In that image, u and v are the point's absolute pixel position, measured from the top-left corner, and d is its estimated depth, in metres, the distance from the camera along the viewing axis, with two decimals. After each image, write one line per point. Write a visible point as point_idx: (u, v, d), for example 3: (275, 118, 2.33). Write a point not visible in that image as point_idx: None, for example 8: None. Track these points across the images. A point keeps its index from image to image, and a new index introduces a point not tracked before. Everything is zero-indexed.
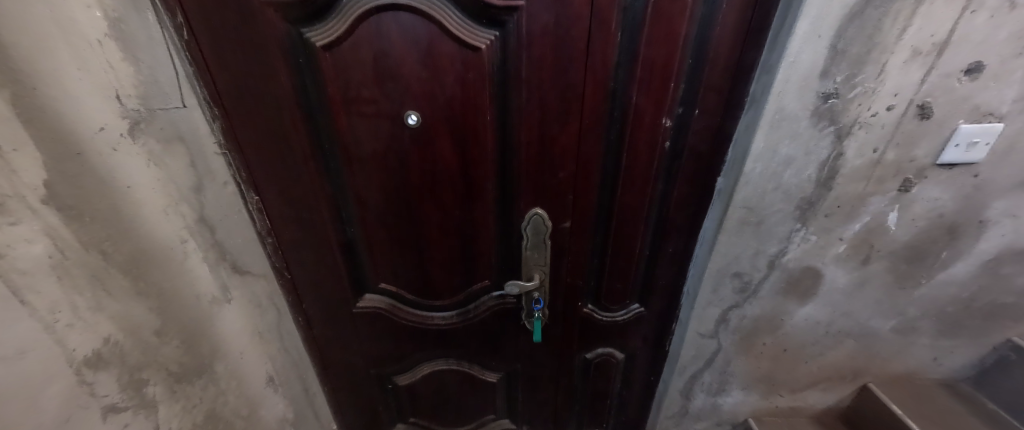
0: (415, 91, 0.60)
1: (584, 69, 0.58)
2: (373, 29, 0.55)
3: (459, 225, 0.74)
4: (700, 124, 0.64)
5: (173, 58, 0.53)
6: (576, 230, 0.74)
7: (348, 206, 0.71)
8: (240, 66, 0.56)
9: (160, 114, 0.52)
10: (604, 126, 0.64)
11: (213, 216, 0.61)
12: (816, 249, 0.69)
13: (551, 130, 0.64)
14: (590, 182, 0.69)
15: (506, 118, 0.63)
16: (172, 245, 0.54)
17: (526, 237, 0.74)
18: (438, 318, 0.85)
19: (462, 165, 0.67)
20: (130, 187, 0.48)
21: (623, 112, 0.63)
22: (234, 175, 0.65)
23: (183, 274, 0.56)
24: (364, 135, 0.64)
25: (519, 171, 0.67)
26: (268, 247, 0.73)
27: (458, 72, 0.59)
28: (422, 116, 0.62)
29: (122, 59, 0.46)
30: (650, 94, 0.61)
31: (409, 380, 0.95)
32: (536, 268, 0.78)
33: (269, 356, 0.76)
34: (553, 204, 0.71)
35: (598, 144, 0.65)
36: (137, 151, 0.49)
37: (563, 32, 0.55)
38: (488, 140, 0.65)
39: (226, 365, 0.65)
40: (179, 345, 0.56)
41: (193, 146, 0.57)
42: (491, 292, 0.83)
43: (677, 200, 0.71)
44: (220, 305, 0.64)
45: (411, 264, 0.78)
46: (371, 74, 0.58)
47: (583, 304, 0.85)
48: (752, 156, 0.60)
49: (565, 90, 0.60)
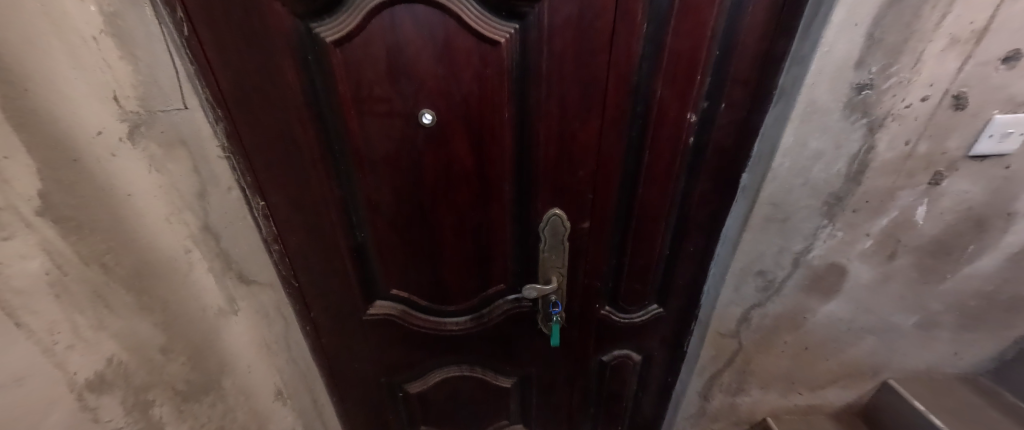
0: (430, 88, 0.57)
1: (606, 65, 0.56)
2: (386, 24, 0.52)
3: (473, 228, 0.71)
4: (724, 119, 0.62)
5: (173, 56, 0.50)
6: (594, 231, 0.72)
7: (359, 210, 0.68)
8: (246, 64, 0.53)
9: (161, 117, 0.49)
10: (626, 122, 0.61)
11: (217, 223, 0.58)
12: (841, 245, 0.67)
13: (572, 125, 0.61)
14: (610, 181, 0.67)
15: (524, 116, 0.61)
16: (177, 255, 0.52)
17: (543, 239, 0.72)
18: (450, 323, 0.83)
19: (478, 164, 0.64)
20: (132, 194, 0.45)
21: (645, 107, 0.60)
22: (239, 181, 0.62)
23: (189, 287, 0.53)
24: (376, 136, 0.61)
25: (537, 171, 0.65)
26: (275, 255, 0.70)
27: (476, 68, 0.56)
28: (437, 114, 0.59)
29: (120, 58, 0.44)
30: (675, 87, 0.58)
31: (420, 387, 0.93)
32: (552, 270, 0.75)
33: (276, 367, 0.73)
34: (571, 204, 0.69)
35: (619, 140, 0.63)
36: (138, 157, 0.46)
37: (586, 24, 0.53)
38: (506, 139, 0.62)
39: (235, 381, 0.62)
40: (186, 361, 0.52)
41: (195, 150, 0.54)
42: (505, 296, 0.81)
43: (700, 197, 0.69)
44: (227, 317, 0.60)
45: (424, 269, 0.75)
46: (384, 71, 0.55)
47: (600, 306, 0.83)
48: (781, 151, 0.58)
49: (585, 86, 0.58)
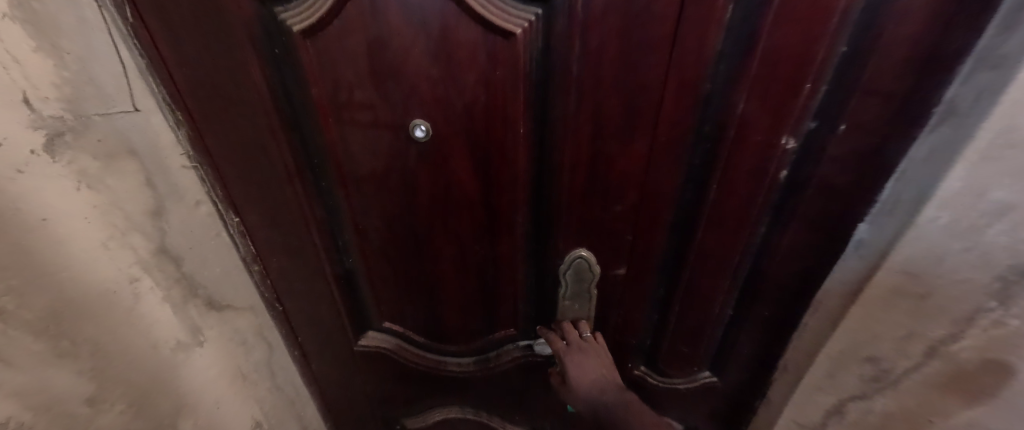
0: (423, 93, 0.44)
1: (665, 67, 0.40)
2: (365, 7, 0.38)
3: (478, 264, 0.59)
4: (840, 148, 0.43)
5: (119, 49, 0.42)
6: (632, 277, 0.58)
7: (345, 233, 0.58)
8: (201, 60, 0.43)
9: (98, 121, 0.40)
10: (685, 147, 0.46)
11: (177, 245, 0.50)
12: (992, 359, 0.37)
13: (609, 148, 0.47)
14: (656, 219, 0.52)
15: (543, 132, 0.47)
16: (118, 287, 0.44)
17: (564, 284, 0.59)
18: (451, 364, 0.71)
19: (484, 189, 0.52)
20: (46, 219, 0.36)
21: (716, 126, 0.44)
22: (210, 193, 0.55)
23: (133, 321, 0.46)
24: (359, 150, 0.49)
25: (562, 201, 0.52)
26: (255, 277, 0.63)
27: (481, 69, 0.42)
28: (433, 127, 0.46)
29: (34, 50, 0.33)
30: (766, 99, 0.41)
31: (419, 424, 0.82)
32: (574, 321, 0.63)
33: (256, 398, 0.65)
34: (602, 245, 0.56)
35: (675, 168, 0.48)
36: (60, 172, 0.37)
37: (638, 9, 0.36)
38: (519, 161, 0.49)
39: (198, 421, 0.55)
40: (125, 409, 0.44)
41: (150, 159, 0.46)
42: (516, 342, 0.68)
43: (786, 249, 0.52)
44: (188, 351, 0.53)
45: (421, 303, 0.64)
46: (364, 70, 0.43)
47: (634, 366, 0.69)
48: (938, 202, 0.37)
49: (631, 97, 0.43)
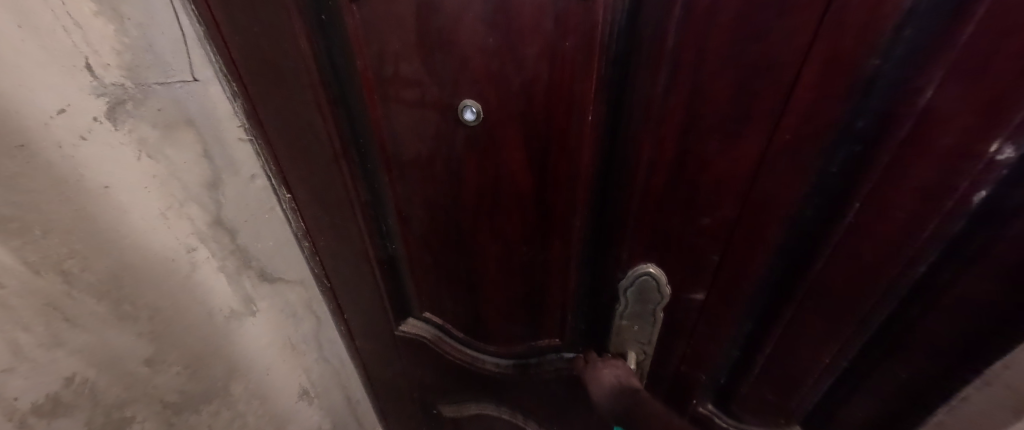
0: (476, 68, 0.37)
1: (809, 35, 0.29)
2: None
3: (524, 265, 0.53)
4: None
5: (178, 16, 0.40)
6: (713, 304, 0.48)
7: (388, 218, 0.56)
8: (252, 27, 0.40)
9: (158, 90, 0.40)
10: (818, 150, 0.34)
11: (233, 217, 0.51)
12: None
13: (709, 145, 0.37)
14: (758, 239, 0.41)
15: (618, 120, 0.39)
16: (175, 256, 0.45)
17: (624, 303, 0.50)
18: (490, 364, 0.67)
19: (539, 183, 0.44)
20: (108, 186, 0.37)
21: (873, 122, 0.32)
22: (265, 168, 0.53)
23: (189, 290, 0.47)
24: (405, 131, 0.45)
25: (631, 205, 0.43)
26: (306, 252, 0.62)
27: (548, 38, 0.34)
28: (484, 109, 0.40)
29: (95, 15, 0.33)
30: (975, 84, 0.26)
31: (454, 413, 0.80)
32: (633, 343, 0.54)
33: (303, 367, 0.68)
34: (677, 262, 0.46)
35: (795, 176, 0.36)
36: (123, 141, 0.37)
37: None
38: (583, 153, 0.41)
39: (248, 385, 0.58)
40: (180, 370, 0.47)
41: (208, 132, 0.46)
42: (560, 353, 0.62)
43: (947, 298, 0.38)
44: (241, 319, 0.55)
45: (462, 298, 0.61)
46: (412, 40, 0.37)
47: (699, 402, 0.60)
48: None
49: (747, 77, 0.32)
